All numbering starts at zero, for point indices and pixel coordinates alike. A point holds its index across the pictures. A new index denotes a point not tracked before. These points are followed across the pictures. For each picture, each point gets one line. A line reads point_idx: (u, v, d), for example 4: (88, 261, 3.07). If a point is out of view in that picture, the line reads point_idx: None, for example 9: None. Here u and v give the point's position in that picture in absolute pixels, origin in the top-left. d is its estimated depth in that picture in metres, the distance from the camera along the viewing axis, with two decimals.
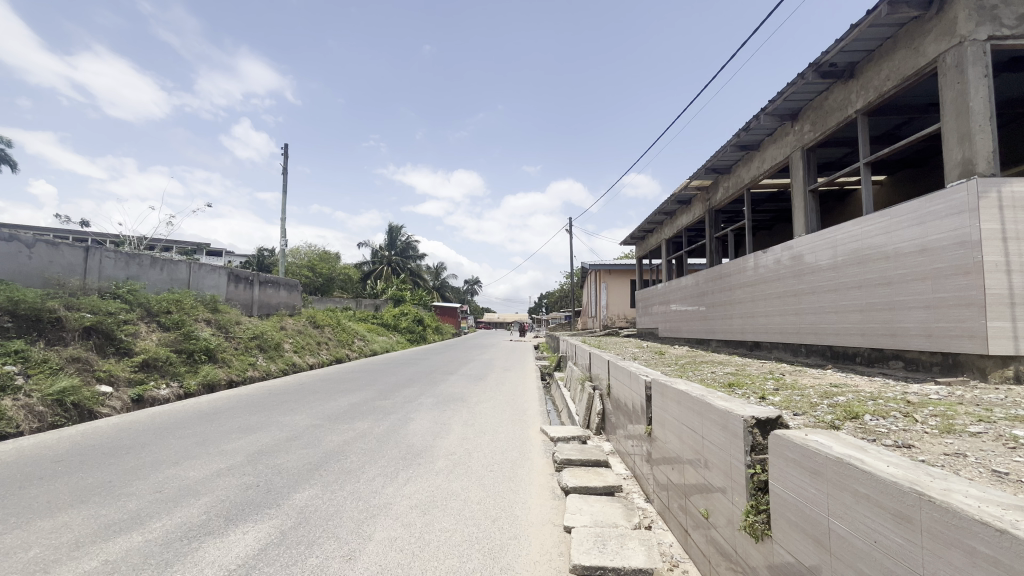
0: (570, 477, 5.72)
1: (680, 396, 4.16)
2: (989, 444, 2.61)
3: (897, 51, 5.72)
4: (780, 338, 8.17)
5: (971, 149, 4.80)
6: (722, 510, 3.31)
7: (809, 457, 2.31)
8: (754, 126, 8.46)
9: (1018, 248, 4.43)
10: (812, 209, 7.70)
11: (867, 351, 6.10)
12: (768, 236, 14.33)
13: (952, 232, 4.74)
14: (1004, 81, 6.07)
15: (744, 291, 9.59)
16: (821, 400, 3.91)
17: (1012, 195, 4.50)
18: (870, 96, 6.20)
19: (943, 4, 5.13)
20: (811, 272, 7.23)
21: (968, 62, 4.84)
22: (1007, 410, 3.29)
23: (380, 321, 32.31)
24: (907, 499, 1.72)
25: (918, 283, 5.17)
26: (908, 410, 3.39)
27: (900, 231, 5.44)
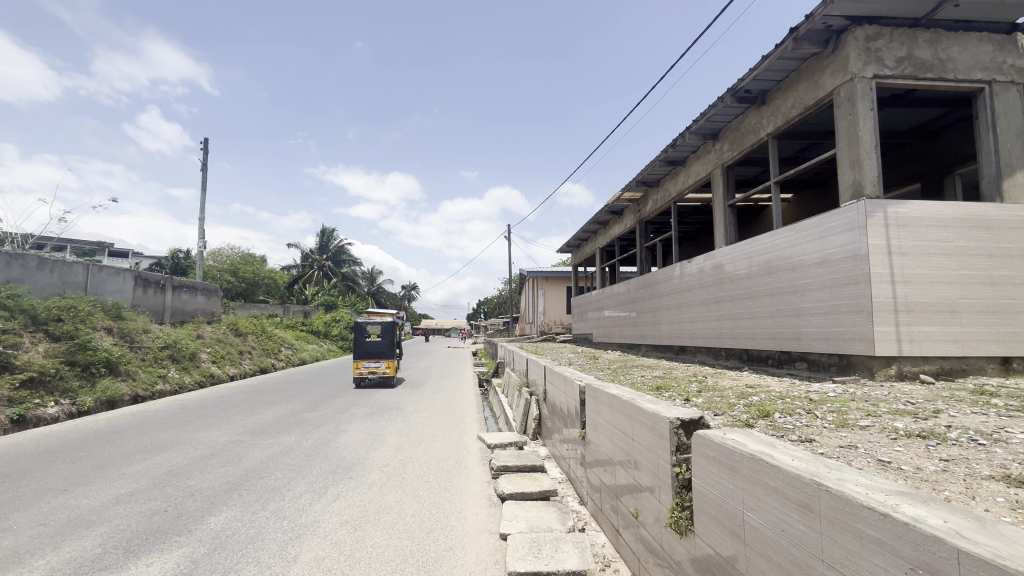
0: (506, 483, 5.73)
1: (613, 400, 4.31)
2: (875, 436, 2.94)
3: (801, 83, 6.35)
4: (703, 342, 8.72)
5: (860, 174, 5.41)
6: (651, 508, 3.46)
7: (727, 455, 2.48)
8: (680, 143, 8.99)
9: (897, 261, 5.04)
10: (731, 222, 8.30)
11: (777, 353, 6.67)
12: (692, 246, 15.28)
13: (847, 246, 5.30)
14: (887, 113, 6.89)
15: (671, 298, 10.14)
16: (738, 400, 4.20)
17: (894, 215, 5.10)
18: (779, 122, 6.82)
19: (838, 44, 5.73)
20: (730, 281, 7.78)
21: (857, 96, 5.46)
22: (890, 406, 3.72)
23: (309, 329, 30.69)
24: (809, 489, 1.89)
25: (819, 291, 5.73)
26: (810, 408, 3.73)
27: (804, 244, 6.00)
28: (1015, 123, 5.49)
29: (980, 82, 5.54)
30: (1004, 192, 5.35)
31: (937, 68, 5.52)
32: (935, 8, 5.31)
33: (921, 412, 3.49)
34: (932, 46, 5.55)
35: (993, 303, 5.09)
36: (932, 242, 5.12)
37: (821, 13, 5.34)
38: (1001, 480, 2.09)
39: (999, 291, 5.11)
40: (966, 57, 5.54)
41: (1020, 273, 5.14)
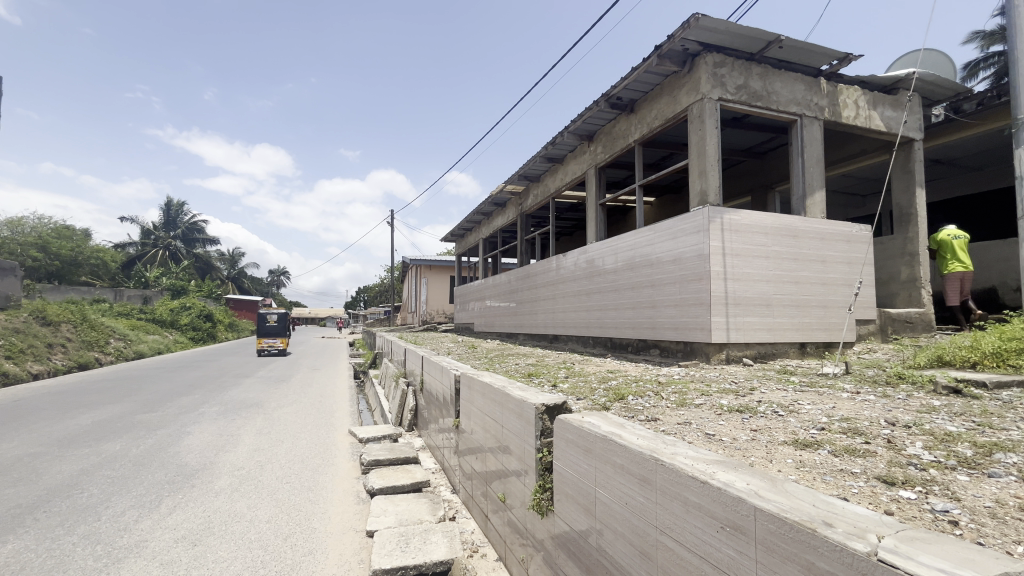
0: (376, 478, 5.50)
1: (485, 388, 4.36)
2: (706, 412, 3.36)
3: (663, 96, 7.01)
4: (574, 332, 9.30)
5: (705, 183, 6.16)
6: (517, 492, 3.58)
7: (583, 436, 2.65)
8: (559, 141, 9.38)
9: (730, 262, 5.86)
10: (602, 220, 8.93)
11: (635, 341, 7.35)
12: (569, 241, 16.17)
13: (694, 246, 6.03)
14: (728, 132, 7.95)
15: (547, 289, 10.64)
16: (599, 385, 4.53)
17: (730, 221, 5.91)
18: (644, 130, 7.47)
19: (692, 65, 6.42)
20: (599, 275, 8.39)
21: (706, 115, 6.19)
22: (719, 386, 4.30)
23: (149, 317, 26.39)
24: (648, 465, 2.08)
25: (671, 286, 6.43)
26: (657, 390, 4.16)
27: (661, 243, 6.69)
28: (817, 151, 6.69)
29: (795, 114, 6.64)
30: (807, 207, 6.51)
31: (765, 98, 6.48)
32: (766, 46, 6.20)
33: (741, 390, 4.10)
34: (762, 78, 6.49)
35: (796, 299, 6.19)
36: (756, 246, 6.04)
37: (681, 35, 5.92)
38: (792, 444, 2.51)
39: (800, 289, 6.23)
40: (786, 92, 6.59)
41: (815, 274, 6.32)
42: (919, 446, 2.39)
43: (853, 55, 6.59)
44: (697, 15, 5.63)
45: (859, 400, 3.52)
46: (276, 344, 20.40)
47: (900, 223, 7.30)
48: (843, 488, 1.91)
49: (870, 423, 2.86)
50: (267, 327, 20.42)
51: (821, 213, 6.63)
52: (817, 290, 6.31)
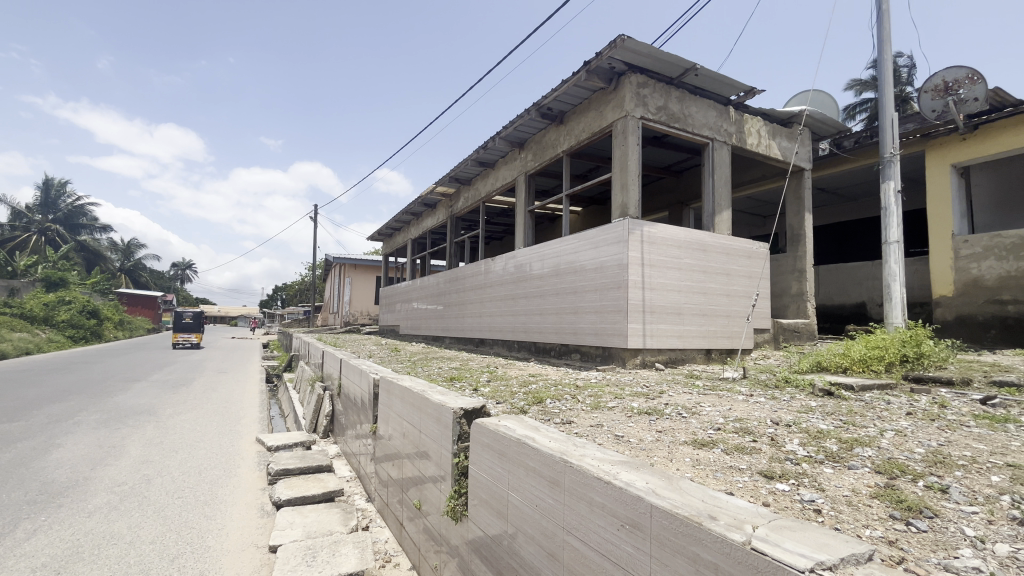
0: (283, 489, 5.15)
1: (404, 393, 4.25)
2: (618, 415, 3.52)
3: (591, 111, 7.29)
4: (500, 336, 9.36)
5: (626, 196, 6.48)
6: (433, 498, 3.52)
7: (498, 440, 2.66)
8: (490, 146, 9.42)
9: (647, 272, 6.21)
10: (530, 226, 9.09)
11: (558, 346, 7.54)
12: (498, 245, 16.29)
13: (615, 255, 6.31)
14: (649, 150, 8.43)
15: (475, 293, 10.64)
16: (519, 389, 4.59)
17: (648, 233, 6.27)
18: (572, 141, 7.71)
19: (618, 83, 6.73)
20: (526, 280, 8.52)
21: (629, 132, 6.52)
22: (632, 389, 4.53)
23: (16, 312, 22.99)
24: (558, 467, 2.13)
25: (593, 293, 6.68)
26: (574, 393, 4.29)
27: (585, 251, 6.93)
28: (724, 174, 7.29)
29: (707, 137, 7.19)
30: (715, 224, 7.07)
31: (682, 121, 6.96)
32: (684, 72, 6.66)
33: (651, 393, 4.35)
34: (679, 102, 6.97)
35: (703, 308, 6.69)
36: (670, 259, 6.45)
37: (608, 53, 6.19)
38: (691, 444, 2.69)
39: (707, 299, 6.75)
40: (699, 117, 7.12)
41: (720, 286, 6.88)
42: (796, 443, 2.66)
43: (757, 89, 7.28)
44: (623, 36, 5.92)
45: (751, 402, 3.87)
46: (190, 337, 23.01)
47: (792, 243, 8.16)
48: (730, 483, 2.08)
49: (758, 422, 3.15)
50: (184, 322, 23.15)
51: (727, 231, 7.23)
52: (722, 301, 6.87)
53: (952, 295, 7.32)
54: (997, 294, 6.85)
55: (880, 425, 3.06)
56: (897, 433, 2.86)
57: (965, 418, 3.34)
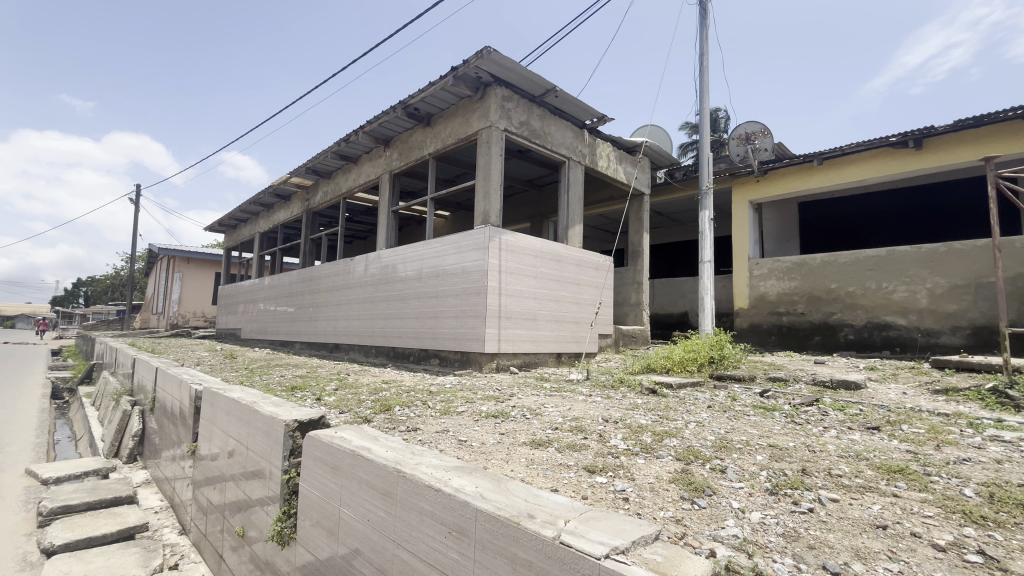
0: (60, 531, 4.15)
1: (230, 405, 3.73)
2: (466, 419, 3.54)
3: (458, 117, 7.33)
4: (356, 341, 8.85)
5: (488, 204, 6.63)
6: (258, 523, 3.14)
7: (332, 453, 2.47)
8: (353, 140, 8.89)
9: (505, 279, 6.43)
10: (393, 227, 8.78)
11: (416, 351, 7.39)
12: (361, 245, 15.47)
13: (475, 261, 6.42)
14: (514, 162, 8.79)
15: (331, 295, 9.92)
16: (369, 396, 4.35)
17: (507, 241, 6.50)
18: (438, 145, 7.67)
19: (484, 94, 6.88)
20: (386, 283, 8.21)
21: (493, 142, 6.70)
22: (484, 393, 4.61)
23: None
24: (391, 477, 2.05)
25: (454, 298, 6.70)
26: (425, 399, 4.21)
27: (448, 256, 6.93)
28: (578, 191, 7.92)
29: (564, 156, 7.75)
30: (569, 237, 7.63)
31: (542, 137, 7.39)
32: (544, 92, 7.08)
33: (502, 397, 4.48)
34: (540, 120, 7.39)
35: (555, 315, 7.16)
36: (527, 267, 6.78)
37: (475, 63, 6.29)
38: (529, 444, 2.82)
39: (559, 306, 7.23)
40: (558, 136, 7.64)
41: (571, 294, 7.43)
42: (618, 438, 2.96)
43: (607, 117, 8.06)
44: (489, 49, 6.07)
45: (588, 402, 4.22)
46: None
47: (632, 258, 9.19)
48: (557, 480, 2.22)
49: (591, 420, 3.43)
50: None
51: (578, 244, 7.85)
52: (572, 308, 7.42)
53: (746, 308, 8.94)
54: (776, 307, 8.55)
55: (686, 417, 3.56)
56: (697, 424, 3.36)
57: (747, 409, 4.06)
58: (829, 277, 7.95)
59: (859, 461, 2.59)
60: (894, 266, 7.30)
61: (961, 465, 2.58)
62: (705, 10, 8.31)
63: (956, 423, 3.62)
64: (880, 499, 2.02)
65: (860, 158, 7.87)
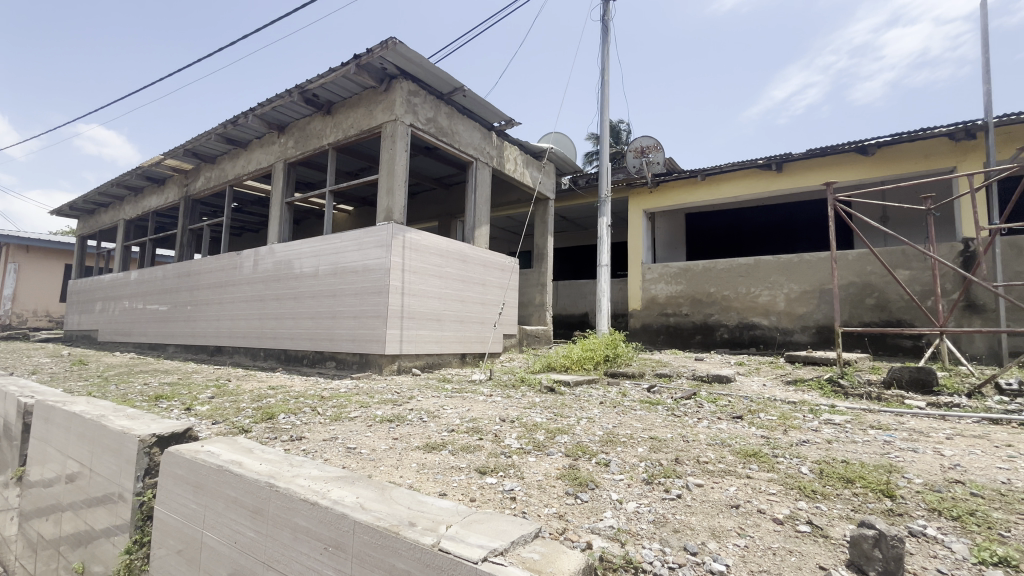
0: None
1: (70, 421, 3.18)
2: (358, 425, 3.37)
3: (360, 107, 7.00)
4: (242, 343, 8.07)
5: (391, 201, 6.41)
6: (103, 556, 2.71)
7: (194, 470, 2.20)
8: (241, 123, 8.10)
9: (408, 278, 6.25)
10: (287, 220, 8.14)
11: (311, 353, 6.92)
12: (252, 238, 14.17)
13: (377, 259, 6.16)
14: (421, 159, 8.60)
15: (213, 292, 8.95)
16: (250, 404, 3.97)
17: (410, 240, 6.32)
18: (339, 136, 7.26)
19: (389, 86, 6.64)
20: (278, 280, 7.58)
21: (397, 136, 6.48)
22: (381, 397, 4.43)
23: None
24: (262, 493, 1.87)
25: (353, 297, 6.38)
26: (315, 405, 3.94)
27: (347, 252, 6.58)
28: (485, 192, 7.97)
29: (471, 156, 7.75)
30: (475, 237, 7.64)
31: (449, 136, 7.32)
32: (452, 91, 7.02)
33: (400, 399, 4.34)
34: (447, 118, 7.32)
35: (460, 315, 7.12)
36: (431, 266, 6.66)
37: (379, 53, 6.03)
38: (422, 448, 2.75)
39: (464, 307, 7.20)
40: (465, 136, 7.62)
41: (476, 295, 7.44)
42: (513, 437, 3.00)
43: (515, 121, 8.21)
44: (394, 39, 5.86)
45: (488, 402, 4.25)
46: None
47: (537, 260, 9.45)
48: (446, 483, 2.18)
49: (488, 420, 3.45)
50: None
51: (484, 244, 7.89)
52: (477, 309, 7.44)
53: (639, 309, 9.63)
54: (664, 309, 9.31)
55: (578, 414, 3.73)
56: (588, 420, 3.53)
57: (635, 403, 4.36)
58: (708, 282, 8.83)
59: (723, 447, 2.89)
60: (760, 273, 8.30)
61: (802, 446, 3.00)
62: (607, 28, 8.80)
63: (801, 410, 4.20)
64: (736, 481, 2.26)
65: (735, 177, 8.84)
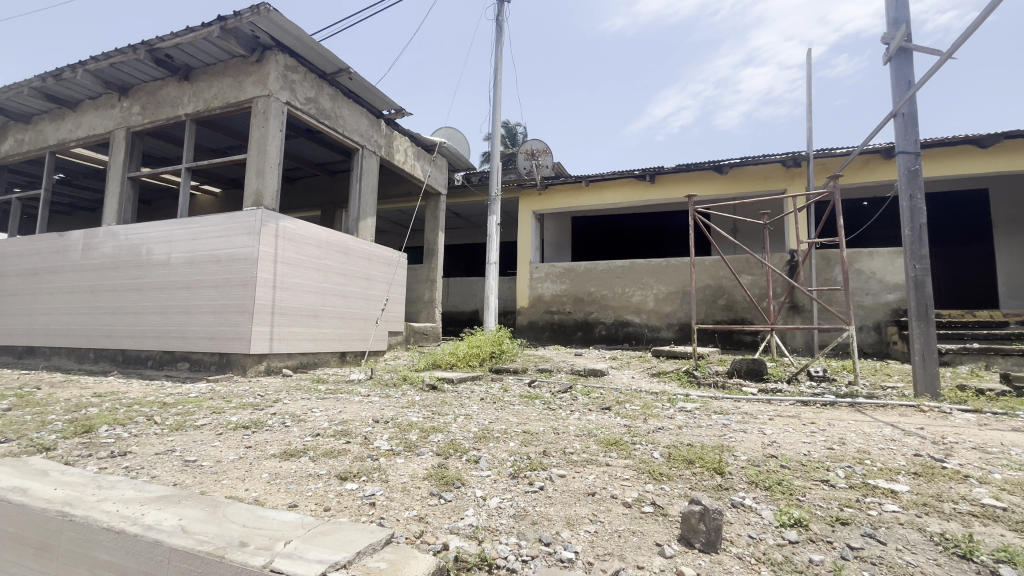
0: None
1: None
2: (205, 434, 2.97)
3: (226, 77, 6.23)
4: (64, 342, 6.73)
5: (261, 184, 5.79)
6: None
7: None
8: (67, 78, 6.73)
9: (279, 270, 5.70)
10: (130, 198, 6.96)
11: (157, 354, 5.99)
12: (85, 218, 11.92)
13: (242, 248, 5.53)
14: (300, 142, 7.92)
15: (24, 281, 7.34)
16: (62, 416, 3.30)
17: (284, 228, 5.78)
18: (199, 106, 6.38)
19: (262, 57, 5.98)
20: (114, 268, 6.45)
21: (271, 114, 5.87)
22: (239, 400, 3.98)
23: None
24: (51, 526, 1.54)
25: (212, 290, 5.65)
26: (152, 414, 3.40)
27: (206, 239, 5.81)
28: (372, 182, 7.59)
29: (357, 143, 7.33)
30: (359, 229, 7.25)
31: (332, 120, 6.84)
32: (337, 71, 6.57)
33: (262, 403, 3.93)
34: (330, 100, 6.83)
35: (340, 311, 6.69)
36: (308, 258, 6.15)
37: (249, 18, 5.40)
38: (277, 456, 2.50)
39: (345, 302, 6.79)
40: (351, 121, 7.18)
41: (359, 290, 7.07)
42: (384, 438, 2.87)
43: (405, 112, 7.94)
44: (268, 6, 5.29)
45: (364, 402, 4.04)
46: None
47: (427, 256, 9.27)
48: (298, 493, 2.00)
49: (360, 422, 3.26)
50: None
51: (369, 237, 7.52)
52: (360, 304, 7.06)
53: (526, 307, 9.93)
54: (549, 307, 9.72)
55: (456, 411, 3.70)
56: (465, 417, 3.52)
57: (514, 398, 4.46)
58: (589, 282, 9.40)
59: (589, 438, 3.06)
60: (634, 275, 9.04)
61: (656, 433, 3.30)
62: (501, 29, 8.90)
63: (661, 399, 4.64)
64: (596, 470, 2.40)
65: (615, 185, 9.51)
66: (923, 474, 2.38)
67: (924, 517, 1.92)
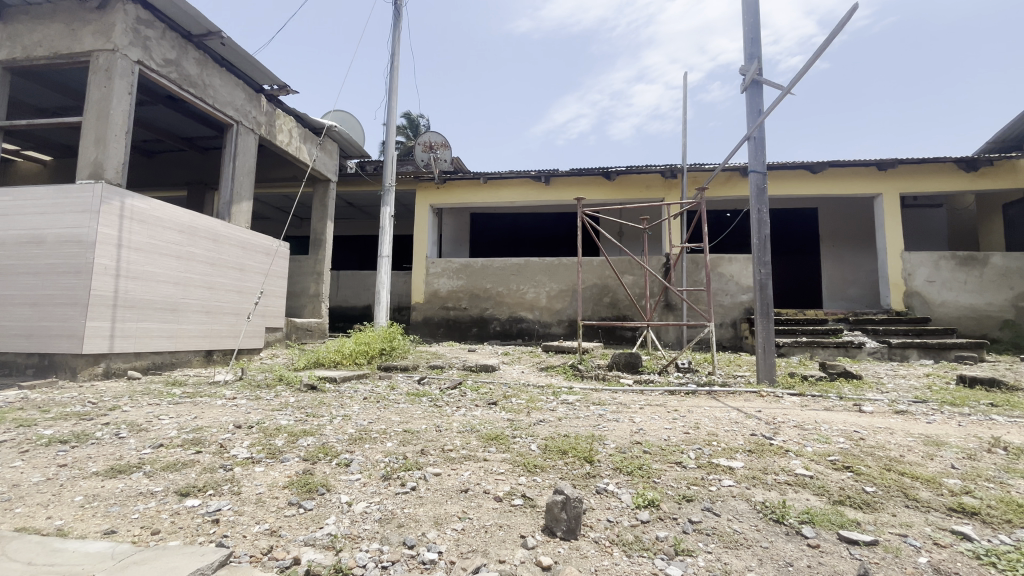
0: None
1: None
2: (4, 453, 2.44)
3: (55, 22, 5.19)
4: None
5: (101, 153, 4.91)
6: None
7: None
8: None
9: (125, 255, 4.89)
10: None
11: None
12: None
13: (73, 228, 4.65)
14: (158, 110, 6.89)
15: None
16: None
17: (131, 207, 4.96)
18: (15, 53, 5.24)
19: (105, 4, 5.07)
20: None
21: (116, 72, 5.00)
22: (61, 410, 3.33)
23: None
24: None
25: (29, 277, 4.67)
26: None
27: (21, 215, 4.79)
28: (248, 163, 6.86)
29: (230, 118, 6.56)
30: (232, 214, 6.52)
31: (199, 88, 6.04)
32: (206, 34, 5.83)
33: (93, 411, 3.34)
34: (197, 65, 6.03)
35: (205, 304, 5.94)
36: (163, 243, 5.36)
37: None
38: (101, 474, 2.12)
39: (211, 295, 6.05)
40: (222, 92, 6.41)
41: (230, 281, 6.34)
42: (243, 446, 2.59)
43: (290, 88, 7.30)
44: None
45: (227, 406, 3.62)
46: None
47: (313, 247, 8.63)
48: (120, 517, 1.71)
49: (216, 428, 2.90)
50: None
51: (244, 223, 6.79)
52: (229, 297, 6.34)
53: (421, 302, 9.70)
54: (445, 303, 9.61)
55: (334, 413, 3.47)
56: (343, 418, 3.31)
57: (400, 397, 4.31)
58: (485, 279, 9.46)
59: (471, 434, 3.05)
60: (528, 273, 9.29)
61: (537, 426, 3.40)
62: (399, 14, 8.57)
63: (547, 392, 4.81)
64: (472, 466, 2.40)
65: (512, 184, 9.68)
66: (756, 450, 2.74)
67: (752, 488, 2.21)
